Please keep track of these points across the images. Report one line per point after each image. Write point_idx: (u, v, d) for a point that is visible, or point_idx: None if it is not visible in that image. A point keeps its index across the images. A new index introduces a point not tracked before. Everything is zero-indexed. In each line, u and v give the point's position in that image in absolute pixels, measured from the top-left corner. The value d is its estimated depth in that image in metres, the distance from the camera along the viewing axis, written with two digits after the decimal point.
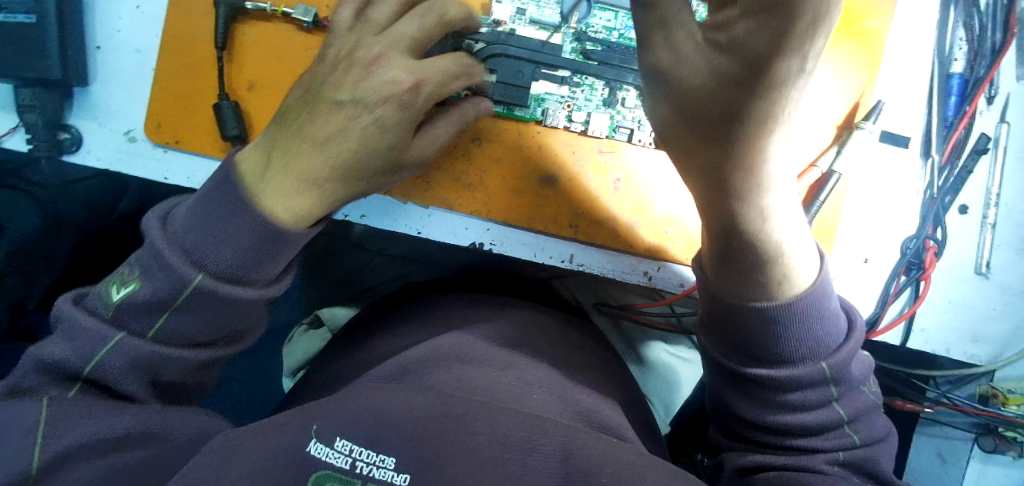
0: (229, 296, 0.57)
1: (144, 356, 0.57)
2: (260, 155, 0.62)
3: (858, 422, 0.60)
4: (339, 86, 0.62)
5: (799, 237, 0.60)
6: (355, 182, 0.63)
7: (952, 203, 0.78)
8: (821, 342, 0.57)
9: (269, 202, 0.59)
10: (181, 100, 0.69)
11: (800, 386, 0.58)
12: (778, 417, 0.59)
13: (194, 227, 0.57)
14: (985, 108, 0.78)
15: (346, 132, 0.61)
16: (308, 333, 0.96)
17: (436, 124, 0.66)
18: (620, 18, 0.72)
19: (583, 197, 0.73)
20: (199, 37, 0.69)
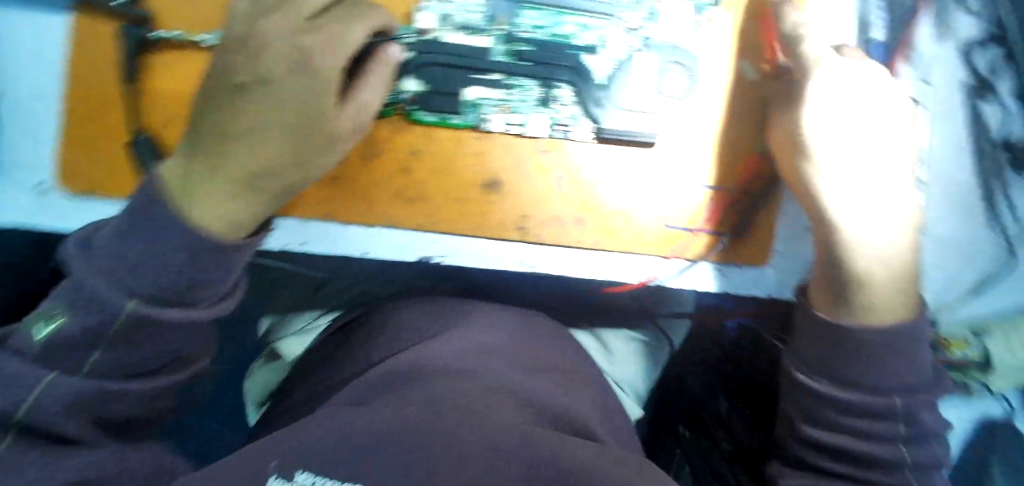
0: (171, 319, 0.55)
1: (86, 393, 0.53)
2: (183, 161, 0.57)
3: (923, 472, 0.63)
4: (231, 67, 0.57)
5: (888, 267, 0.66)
6: (287, 169, 0.60)
7: None
8: (901, 378, 0.63)
9: (200, 209, 0.55)
10: (93, 145, 0.65)
11: (866, 413, 0.64)
12: (841, 438, 0.64)
13: (122, 252, 0.53)
14: (908, 70, 0.80)
15: (265, 118, 0.58)
16: (265, 369, 0.94)
17: (362, 90, 0.62)
18: (548, 16, 0.71)
19: (528, 199, 0.73)
20: (105, 71, 0.65)
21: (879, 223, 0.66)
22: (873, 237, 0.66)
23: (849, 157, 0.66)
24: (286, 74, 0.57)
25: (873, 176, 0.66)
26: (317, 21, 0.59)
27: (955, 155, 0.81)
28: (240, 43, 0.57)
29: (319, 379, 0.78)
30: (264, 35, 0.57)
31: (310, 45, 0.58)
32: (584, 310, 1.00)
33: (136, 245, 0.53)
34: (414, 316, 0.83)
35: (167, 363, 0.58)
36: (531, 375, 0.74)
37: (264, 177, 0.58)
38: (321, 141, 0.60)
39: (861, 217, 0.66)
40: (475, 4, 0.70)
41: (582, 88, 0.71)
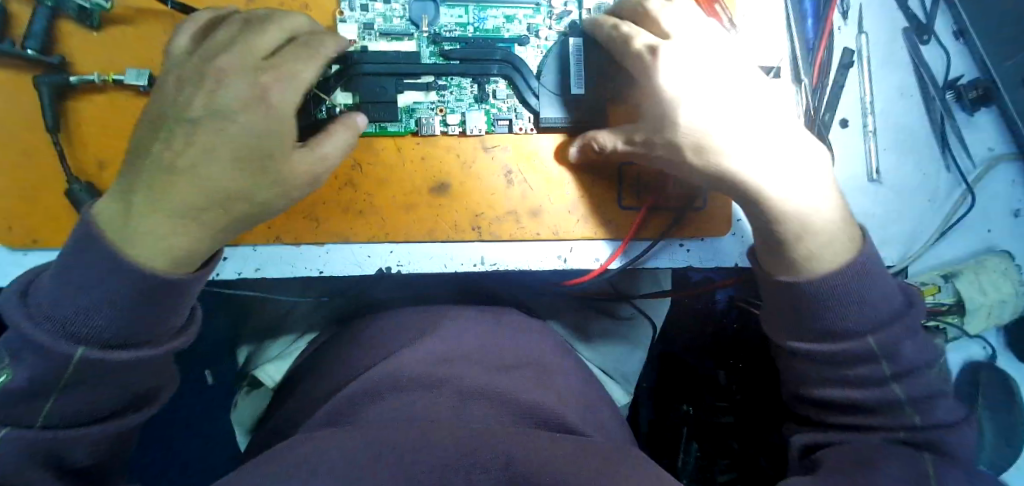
0: (124, 362, 0.54)
1: (41, 445, 0.52)
2: (121, 201, 0.55)
3: (924, 405, 0.59)
4: (185, 100, 0.56)
5: (814, 208, 0.61)
6: (234, 205, 0.57)
7: (833, 119, 0.79)
8: (868, 314, 0.58)
9: (139, 250, 0.54)
10: (29, 196, 0.65)
11: (845, 360, 0.59)
12: (831, 392, 0.61)
13: (60, 300, 0.52)
14: (842, 23, 0.80)
15: (212, 151, 0.55)
16: (251, 397, 0.92)
17: (322, 145, 0.61)
18: (472, 12, 0.72)
19: (478, 198, 0.72)
20: (33, 124, 0.65)
21: (800, 173, 0.61)
22: (797, 192, 0.61)
23: (739, 122, 0.61)
24: (242, 108, 0.56)
25: (772, 128, 0.62)
26: (272, 60, 0.59)
27: (901, 101, 0.82)
28: (196, 78, 0.57)
29: (299, 400, 0.76)
30: (220, 72, 0.57)
31: (267, 81, 0.58)
32: (560, 301, 0.96)
33: (75, 291, 0.52)
34: (385, 330, 0.81)
35: (128, 404, 0.57)
36: (505, 374, 0.73)
37: (208, 211, 0.56)
38: (273, 182, 0.58)
39: (779, 175, 0.61)
40: (395, 10, 0.70)
41: (518, 80, 0.71)
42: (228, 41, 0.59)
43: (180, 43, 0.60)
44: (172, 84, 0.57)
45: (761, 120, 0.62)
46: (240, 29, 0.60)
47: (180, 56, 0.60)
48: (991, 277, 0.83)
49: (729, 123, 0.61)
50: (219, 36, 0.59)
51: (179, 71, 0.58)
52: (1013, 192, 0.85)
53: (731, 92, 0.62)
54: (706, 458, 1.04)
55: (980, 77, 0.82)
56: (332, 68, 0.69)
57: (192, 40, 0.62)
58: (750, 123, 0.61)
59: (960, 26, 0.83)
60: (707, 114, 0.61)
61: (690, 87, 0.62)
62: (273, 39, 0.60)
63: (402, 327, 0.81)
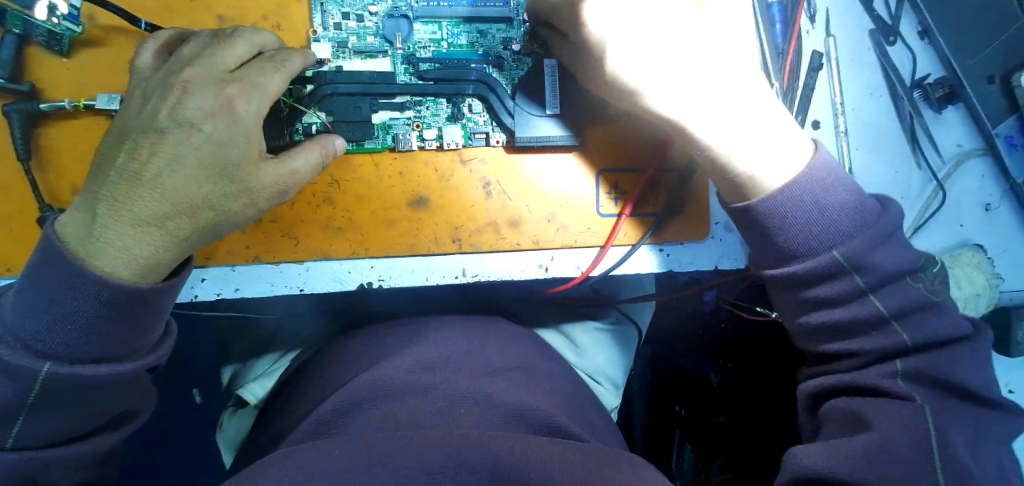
0: (94, 378, 0.54)
1: (17, 467, 0.52)
2: (84, 214, 0.54)
3: (910, 318, 0.59)
4: (150, 113, 0.56)
5: (762, 134, 0.63)
6: (201, 215, 0.57)
7: (805, 121, 0.81)
8: (828, 226, 0.59)
9: (106, 263, 0.53)
10: (2, 224, 0.65)
11: (819, 279, 0.60)
12: (816, 315, 0.61)
13: (27, 317, 0.52)
14: (810, 27, 0.82)
15: (179, 161, 0.55)
16: (236, 416, 0.91)
17: (293, 158, 0.61)
18: (445, 27, 0.72)
19: (457, 211, 0.72)
20: (4, 152, 0.65)
21: (777, 143, 0.63)
22: (761, 159, 0.62)
23: (699, 81, 0.63)
24: (207, 118, 0.56)
25: (737, 92, 0.64)
26: (237, 73, 0.60)
27: (870, 101, 0.83)
28: (162, 90, 0.57)
29: (289, 413, 0.76)
30: (185, 83, 0.57)
31: (231, 93, 0.58)
32: (545, 311, 0.97)
33: (39, 307, 0.52)
34: (370, 341, 0.81)
35: (104, 419, 0.58)
36: (493, 378, 0.73)
37: (176, 219, 0.55)
38: (240, 191, 0.58)
39: (744, 142, 0.63)
40: (368, 27, 0.71)
41: (494, 101, 0.71)
42: (193, 56, 0.60)
43: (144, 62, 0.61)
44: (138, 99, 0.58)
45: (717, 76, 0.63)
46: (208, 43, 0.61)
47: (146, 73, 0.61)
48: (965, 270, 0.83)
49: (692, 86, 0.63)
50: (186, 51, 0.60)
51: (147, 86, 0.59)
52: (983, 186, 0.87)
53: (708, 67, 0.63)
54: (700, 461, 1.03)
55: (945, 75, 0.84)
56: (305, 87, 0.68)
57: (157, 59, 0.62)
58: (709, 77, 0.63)
59: (924, 25, 0.84)
60: (679, 93, 0.63)
61: (654, 63, 0.63)
62: (239, 54, 0.61)
63: (389, 336, 0.81)
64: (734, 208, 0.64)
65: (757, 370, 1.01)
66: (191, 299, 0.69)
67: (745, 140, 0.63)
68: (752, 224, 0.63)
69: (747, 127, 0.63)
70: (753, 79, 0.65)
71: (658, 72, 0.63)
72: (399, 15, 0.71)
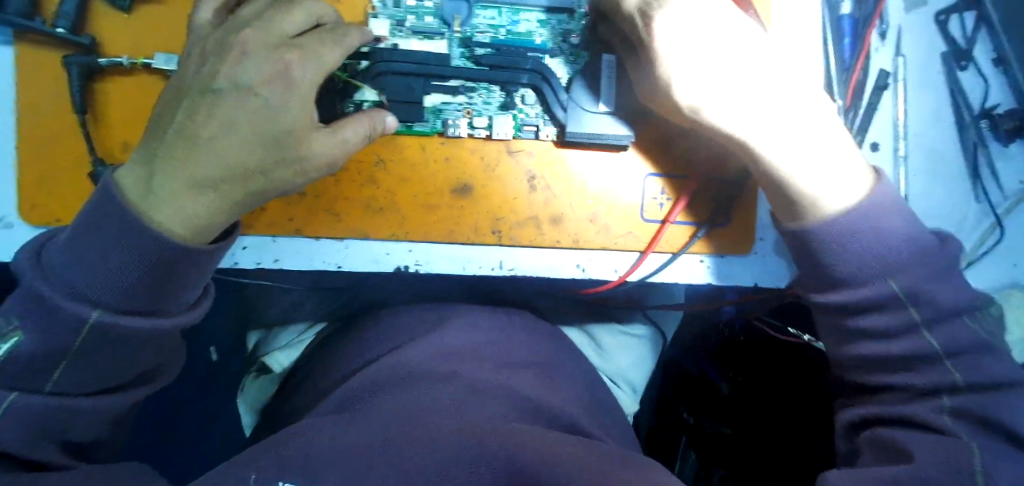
0: (134, 330, 0.54)
1: (49, 413, 0.53)
2: (141, 168, 0.55)
3: (965, 358, 0.56)
4: (208, 73, 0.57)
5: (824, 158, 0.61)
6: (254, 180, 0.57)
7: (864, 141, 0.78)
8: (889, 255, 0.57)
9: (162, 218, 0.54)
10: (51, 175, 0.64)
11: (870, 309, 0.58)
12: (862, 346, 0.60)
13: (77, 265, 0.52)
14: (880, 44, 0.79)
15: (236, 125, 0.55)
16: (258, 381, 0.92)
17: (344, 130, 0.60)
18: (504, 14, 0.71)
19: (500, 202, 0.71)
20: (59, 103, 0.64)
21: (838, 168, 0.61)
22: (825, 184, 0.60)
23: (762, 91, 0.61)
24: (264, 83, 0.56)
25: (796, 114, 0.61)
26: (297, 40, 0.59)
27: (935, 126, 0.80)
28: (221, 50, 0.57)
29: (309, 389, 0.76)
30: (244, 45, 0.57)
31: (289, 58, 0.57)
32: (572, 306, 0.96)
33: (90, 255, 0.52)
34: (398, 320, 0.82)
35: (134, 377, 0.58)
36: (516, 372, 0.72)
37: (231, 182, 0.56)
38: (291, 160, 0.58)
39: (806, 165, 0.61)
40: (427, 8, 0.70)
41: (548, 93, 0.70)
42: (253, 18, 0.59)
43: (204, 21, 0.61)
44: (197, 58, 0.58)
45: (783, 90, 0.62)
46: (268, 5, 0.61)
47: (205, 32, 0.61)
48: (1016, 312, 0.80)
49: (754, 95, 0.61)
50: (246, 13, 0.59)
51: (205, 44, 0.59)
52: None
53: (769, 78, 0.62)
54: (704, 468, 1.02)
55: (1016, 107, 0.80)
56: (361, 62, 0.68)
57: (215, 18, 0.62)
58: (774, 91, 0.61)
59: (1000, 53, 0.80)
60: (742, 103, 0.61)
61: (719, 70, 0.61)
62: (299, 22, 0.60)
63: (418, 316, 0.81)
64: (783, 228, 0.62)
65: (776, 385, 0.97)
66: (230, 266, 0.68)
67: (804, 162, 0.61)
68: (806, 249, 0.61)
69: (807, 149, 0.61)
70: (814, 95, 0.64)
71: (719, 91, 0.61)
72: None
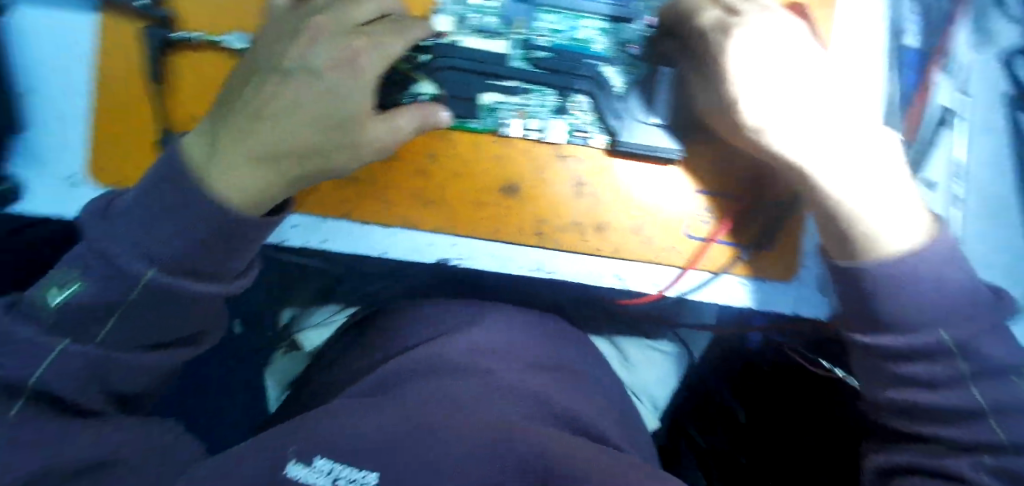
0: (185, 293, 0.54)
1: (98, 364, 0.53)
2: (208, 138, 0.57)
3: (1011, 418, 0.54)
4: (279, 55, 0.59)
5: (882, 196, 0.60)
6: (312, 160, 0.59)
7: (918, 177, 0.76)
8: (947, 304, 0.56)
9: (221, 186, 0.55)
10: (122, 140, 0.67)
11: (920, 355, 0.57)
12: (905, 392, 0.58)
13: (139, 225, 0.53)
14: (943, 77, 0.77)
15: (301, 105, 0.58)
16: (287, 358, 0.97)
17: (399, 119, 0.61)
18: (565, 19, 0.72)
19: (546, 205, 0.72)
20: (134, 72, 0.67)
21: (892, 198, 0.60)
22: (884, 221, 0.59)
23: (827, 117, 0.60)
24: (331, 67, 0.59)
25: (853, 143, 0.61)
26: (365, 29, 0.61)
27: (993, 168, 0.79)
28: (293, 34, 0.60)
29: (339, 374, 0.77)
30: (316, 30, 0.59)
31: (357, 46, 0.60)
32: (603, 318, 0.97)
33: (152, 217, 0.53)
34: (429, 313, 0.82)
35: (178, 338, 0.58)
36: (547, 376, 0.73)
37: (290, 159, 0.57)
38: (349, 143, 0.59)
39: (864, 199, 0.60)
40: (491, 8, 0.71)
41: (602, 101, 0.70)
42: (326, 6, 0.62)
43: (279, 5, 0.63)
44: (269, 39, 0.61)
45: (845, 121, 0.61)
46: None
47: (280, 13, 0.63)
48: None
49: (821, 120, 0.60)
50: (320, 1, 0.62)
51: (278, 27, 0.61)
52: None
53: (831, 103, 0.61)
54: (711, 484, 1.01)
55: None
56: (420, 56, 0.69)
57: None
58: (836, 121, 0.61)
59: None
60: (798, 129, 0.60)
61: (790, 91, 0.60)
62: (369, 10, 0.62)
63: (450, 311, 0.82)
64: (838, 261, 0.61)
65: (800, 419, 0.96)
66: (279, 243, 0.70)
67: (862, 197, 0.60)
68: (853, 284, 0.60)
69: (866, 184, 0.60)
70: (876, 130, 0.63)
71: (791, 118, 0.60)
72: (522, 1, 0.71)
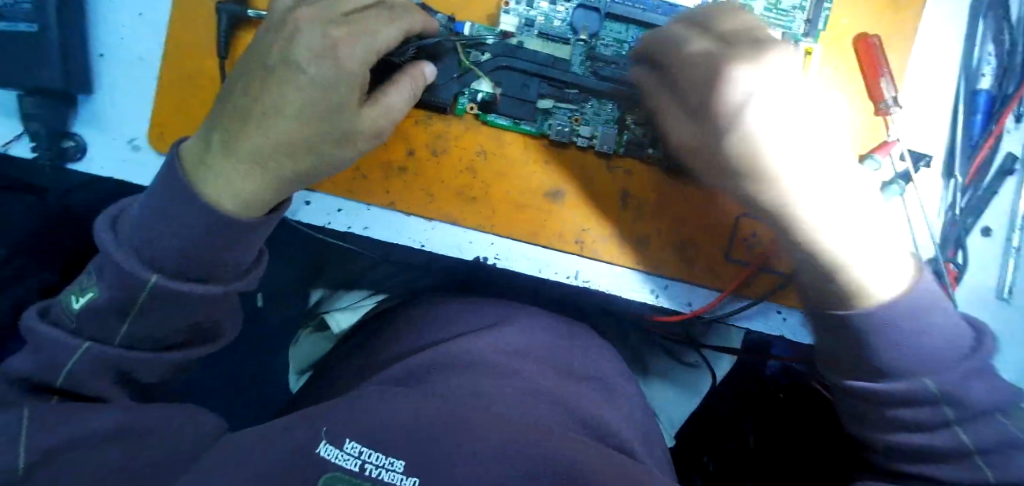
0: (188, 295, 0.54)
1: (114, 362, 0.54)
2: (204, 140, 0.57)
3: (1002, 458, 0.52)
4: (267, 48, 0.58)
5: (864, 243, 0.58)
6: (302, 157, 0.57)
7: (975, 225, 0.76)
8: (923, 352, 0.54)
9: (212, 190, 0.55)
10: (183, 109, 0.68)
11: (903, 401, 0.55)
12: (894, 435, 0.56)
13: (149, 226, 0.53)
14: (1013, 126, 0.76)
15: (284, 100, 0.56)
16: (312, 338, 0.96)
17: (388, 93, 0.61)
18: (631, 31, 0.71)
19: (589, 213, 0.72)
20: (202, 44, 0.68)
21: (879, 245, 0.58)
22: (872, 270, 0.57)
23: (809, 164, 0.59)
24: (312, 59, 0.56)
25: (840, 184, 0.59)
26: (351, 17, 0.59)
27: None
28: (278, 28, 0.58)
29: (364, 360, 0.78)
30: (298, 23, 0.57)
31: (339, 36, 0.57)
32: (632, 331, 0.96)
33: (158, 222, 0.53)
34: (456, 309, 0.82)
35: (191, 336, 0.57)
36: (574, 382, 0.73)
37: (277, 158, 0.56)
38: (338, 137, 0.58)
39: (856, 250, 0.58)
40: (559, 12, 0.70)
41: None
42: None
43: None
44: (259, 35, 0.59)
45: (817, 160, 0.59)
46: None
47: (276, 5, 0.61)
48: None
49: (800, 168, 0.58)
50: None
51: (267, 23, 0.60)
52: None
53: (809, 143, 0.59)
54: None
55: None
56: (483, 55, 0.69)
57: None
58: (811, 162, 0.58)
59: None
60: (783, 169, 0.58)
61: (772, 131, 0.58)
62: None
63: (481, 308, 0.83)
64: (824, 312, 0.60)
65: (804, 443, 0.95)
66: (323, 225, 0.71)
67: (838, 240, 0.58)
68: (844, 335, 0.58)
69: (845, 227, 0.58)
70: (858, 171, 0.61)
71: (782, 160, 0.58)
72: (591, 7, 0.69)
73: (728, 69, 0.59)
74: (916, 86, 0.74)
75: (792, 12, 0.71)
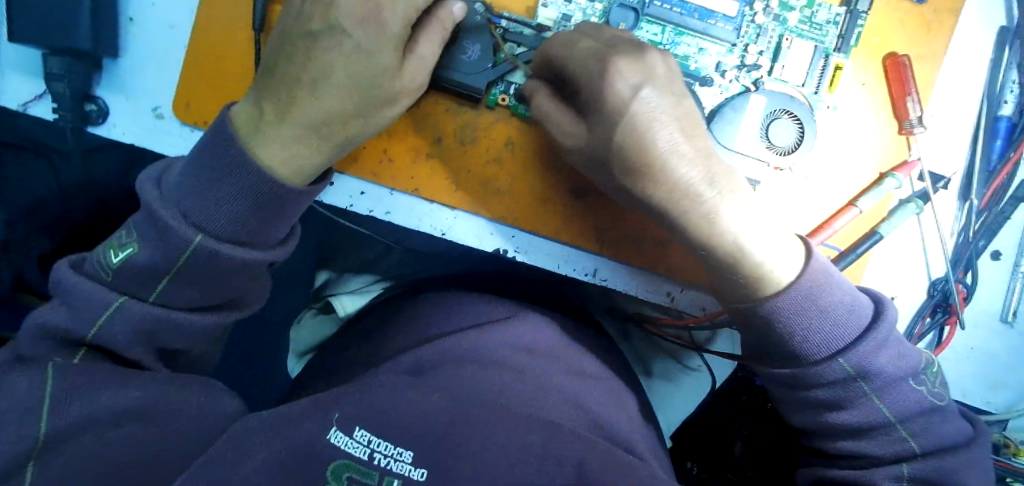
0: (229, 259, 0.54)
1: (146, 321, 0.54)
2: (256, 109, 0.57)
3: (917, 422, 0.60)
4: (308, 16, 0.57)
5: (770, 243, 0.61)
6: (353, 121, 0.59)
7: (987, 247, 0.79)
8: (829, 336, 0.59)
9: (268, 156, 0.56)
10: (211, 80, 0.67)
11: (824, 383, 0.60)
12: (826, 415, 0.61)
13: (197, 188, 0.54)
14: None
15: (331, 66, 0.56)
16: (318, 320, 0.95)
17: (420, 47, 0.60)
18: (667, 32, 0.70)
19: (612, 214, 0.72)
20: (234, 13, 0.67)
21: (777, 243, 0.61)
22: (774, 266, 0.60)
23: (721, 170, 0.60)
24: (357, 23, 0.56)
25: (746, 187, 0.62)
26: None
27: None
28: None
29: (373, 346, 0.78)
30: None
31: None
32: (636, 330, 0.98)
33: (198, 191, 0.54)
34: (468, 297, 0.82)
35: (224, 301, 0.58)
36: (585, 381, 0.72)
37: (329, 124, 0.58)
38: (383, 99, 0.59)
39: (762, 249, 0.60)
40: (596, 9, 0.70)
41: None
42: None
43: None
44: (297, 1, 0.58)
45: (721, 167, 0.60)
46: None
47: None
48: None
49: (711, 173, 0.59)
50: None
51: None
52: None
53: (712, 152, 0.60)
54: None
55: None
56: (517, 48, 0.69)
57: None
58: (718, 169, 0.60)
59: None
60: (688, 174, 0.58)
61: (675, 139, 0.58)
62: None
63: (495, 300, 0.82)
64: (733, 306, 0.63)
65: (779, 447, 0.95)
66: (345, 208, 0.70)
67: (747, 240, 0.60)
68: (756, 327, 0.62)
69: (750, 227, 0.60)
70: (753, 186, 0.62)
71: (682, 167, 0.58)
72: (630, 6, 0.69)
73: (610, 61, 0.58)
74: (942, 106, 0.75)
75: (826, 25, 0.71)
